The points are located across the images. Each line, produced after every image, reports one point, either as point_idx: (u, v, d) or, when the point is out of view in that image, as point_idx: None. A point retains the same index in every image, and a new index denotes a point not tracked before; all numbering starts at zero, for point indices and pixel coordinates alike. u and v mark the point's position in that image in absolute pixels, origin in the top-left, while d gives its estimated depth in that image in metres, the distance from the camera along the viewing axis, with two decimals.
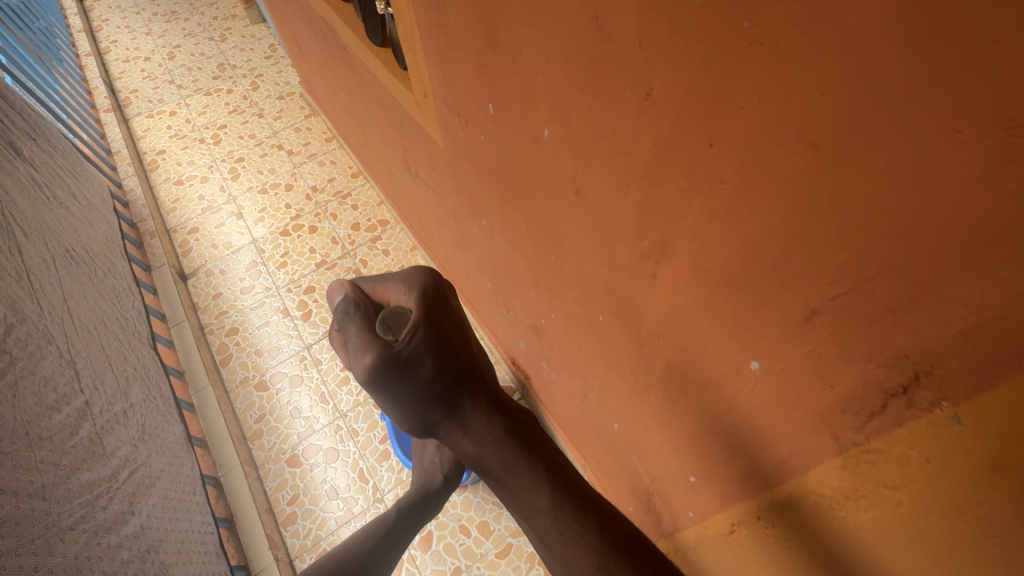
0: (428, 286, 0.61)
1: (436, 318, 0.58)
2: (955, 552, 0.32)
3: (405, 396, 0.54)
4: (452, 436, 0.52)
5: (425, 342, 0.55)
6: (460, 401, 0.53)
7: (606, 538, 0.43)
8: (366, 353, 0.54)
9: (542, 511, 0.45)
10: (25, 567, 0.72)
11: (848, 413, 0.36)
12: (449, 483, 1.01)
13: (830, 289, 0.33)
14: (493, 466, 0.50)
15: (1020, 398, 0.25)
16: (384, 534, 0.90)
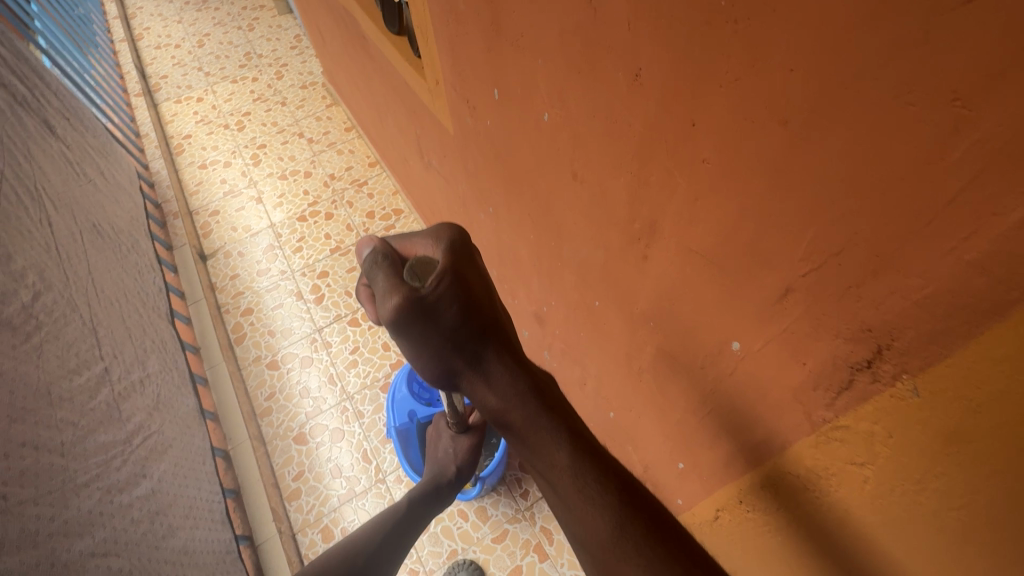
0: (462, 234, 0.50)
1: (466, 270, 0.47)
2: (920, 528, 0.33)
3: (429, 350, 0.46)
4: (473, 387, 0.47)
5: (457, 290, 0.45)
6: (486, 354, 0.46)
7: (623, 500, 0.42)
8: (389, 297, 0.45)
9: (561, 468, 0.43)
10: (42, 517, 0.75)
11: (819, 389, 0.37)
12: (463, 476, 0.94)
13: (802, 265, 0.34)
14: (514, 422, 0.45)
15: (972, 366, 0.26)
16: (395, 523, 0.85)
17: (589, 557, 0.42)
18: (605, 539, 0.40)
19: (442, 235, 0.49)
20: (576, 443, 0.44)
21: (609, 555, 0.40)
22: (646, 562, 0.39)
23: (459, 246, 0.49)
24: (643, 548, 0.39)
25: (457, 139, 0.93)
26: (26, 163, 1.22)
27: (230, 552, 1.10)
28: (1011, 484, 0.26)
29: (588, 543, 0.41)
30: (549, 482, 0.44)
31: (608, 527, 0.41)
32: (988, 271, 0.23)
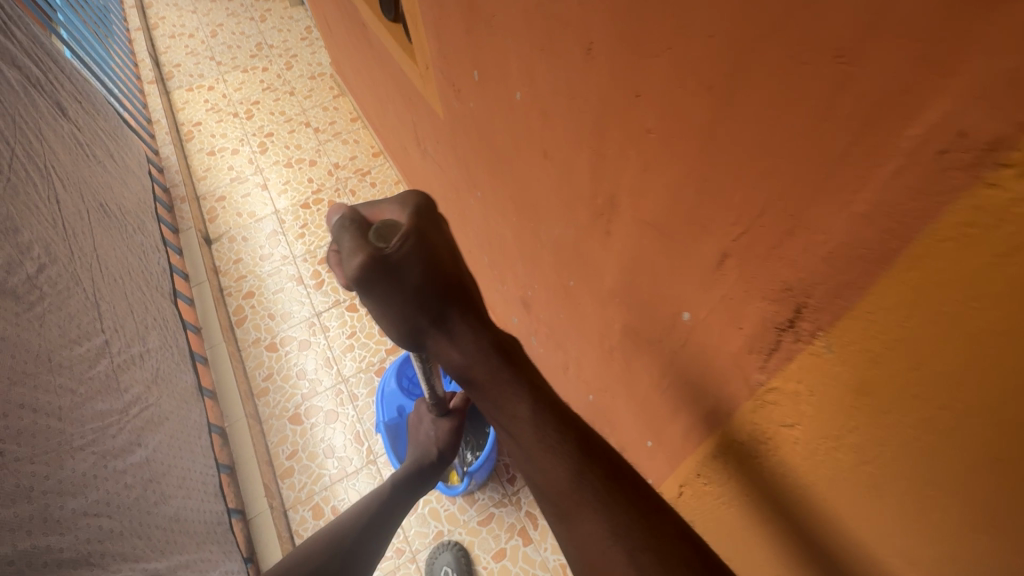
0: (430, 199, 0.52)
1: (431, 233, 0.50)
2: (842, 481, 0.35)
3: (396, 308, 0.50)
4: (439, 343, 0.52)
5: (421, 251, 0.48)
6: (450, 313, 0.50)
7: (581, 448, 0.44)
8: (354, 256, 0.48)
9: (522, 419, 0.46)
10: (37, 474, 0.79)
11: (753, 353, 0.38)
12: (446, 459, 0.94)
13: (734, 230, 0.35)
14: (477, 376, 0.49)
15: (869, 317, 0.27)
16: (380, 506, 0.86)
17: (548, 504, 0.44)
18: (563, 486, 0.43)
19: (410, 200, 0.51)
20: (540, 394, 0.47)
21: (569, 500, 0.42)
22: (601, 506, 0.41)
23: (426, 210, 0.51)
24: (602, 492, 0.41)
25: (447, 124, 0.95)
26: (37, 142, 1.26)
27: (220, 524, 1.14)
28: (909, 430, 0.28)
29: (547, 491, 0.44)
30: (511, 434, 0.47)
31: (568, 473, 0.43)
32: (875, 222, 0.25)
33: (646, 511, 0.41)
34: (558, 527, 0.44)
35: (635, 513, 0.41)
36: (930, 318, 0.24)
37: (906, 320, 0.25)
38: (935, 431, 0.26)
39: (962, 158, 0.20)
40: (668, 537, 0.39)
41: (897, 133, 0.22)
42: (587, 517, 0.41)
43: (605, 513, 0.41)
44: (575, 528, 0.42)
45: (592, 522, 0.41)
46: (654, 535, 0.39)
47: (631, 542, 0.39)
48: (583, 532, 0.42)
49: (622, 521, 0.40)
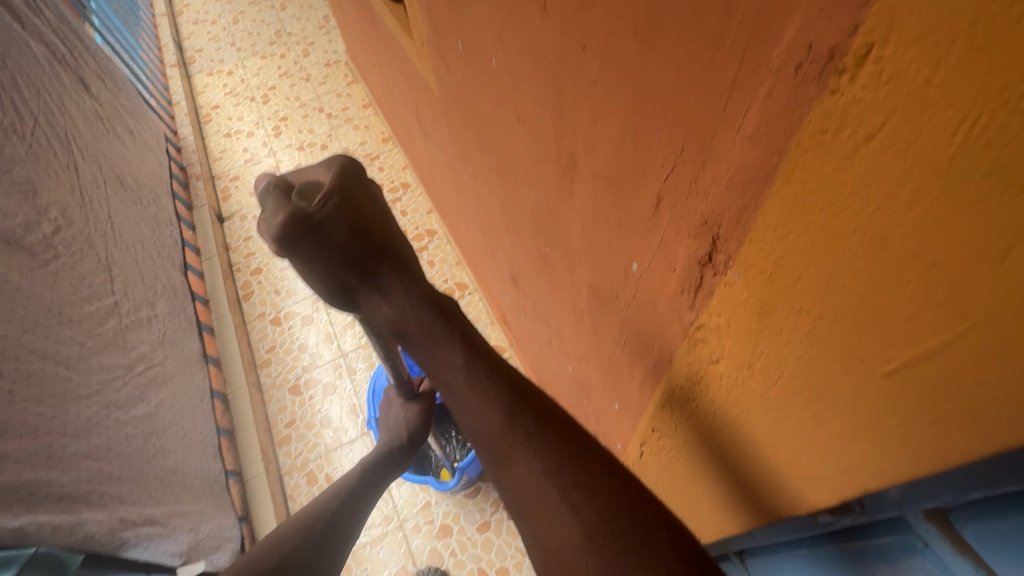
0: (353, 161, 0.56)
1: (354, 191, 0.54)
2: (759, 410, 0.37)
3: (322, 265, 0.53)
4: (370, 300, 0.53)
5: (342, 209, 0.52)
6: (379, 269, 0.53)
7: (512, 393, 0.46)
8: (279, 216, 0.53)
9: (456, 366, 0.48)
10: (44, 415, 0.84)
11: (685, 293, 0.41)
12: (416, 442, 0.93)
13: (663, 172, 0.38)
14: (409, 329, 0.51)
15: (763, 238, 0.29)
16: (350, 495, 0.81)
17: (484, 450, 0.46)
18: (498, 429, 0.45)
19: (334, 164, 0.56)
20: (473, 343, 0.50)
21: (502, 444, 0.44)
22: (531, 447, 0.43)
23: (348, 171, 0.55)
24: (534, 433, 0.44)
25: (441, 100, 0.99)
26: (60, 114, 1.33)
27: (217, 482, 1.19)
28: (799, 345, 0.30)
29: (483, 437, 0.46)
30: (444, 384, 0.49)
31: (500, 416, 0.45)
32: (759, 143, 0.27)
33: (576, 450, 0.43)
34: (494, 472, 0.45)
35: (566, 452, 0.43)
36: (804, 229, 0.26)
37: (789, 233, 0.27)
38: (816, 342, 0.29)
39: (812, 70, 0.22)
40: (599, 473, 0.41)
41: (767, 54, 0.24)
42: (519, 459, 0.43)
43: (536, 453, 0.43)
44: (510, 471, 0.44)
45: (524, 464, 0.43)
46: (584, 472, 0.41)
47: (562, 479, 0.41)
48: (516, 474, 0.43)
49: (554, 460, 0.42)
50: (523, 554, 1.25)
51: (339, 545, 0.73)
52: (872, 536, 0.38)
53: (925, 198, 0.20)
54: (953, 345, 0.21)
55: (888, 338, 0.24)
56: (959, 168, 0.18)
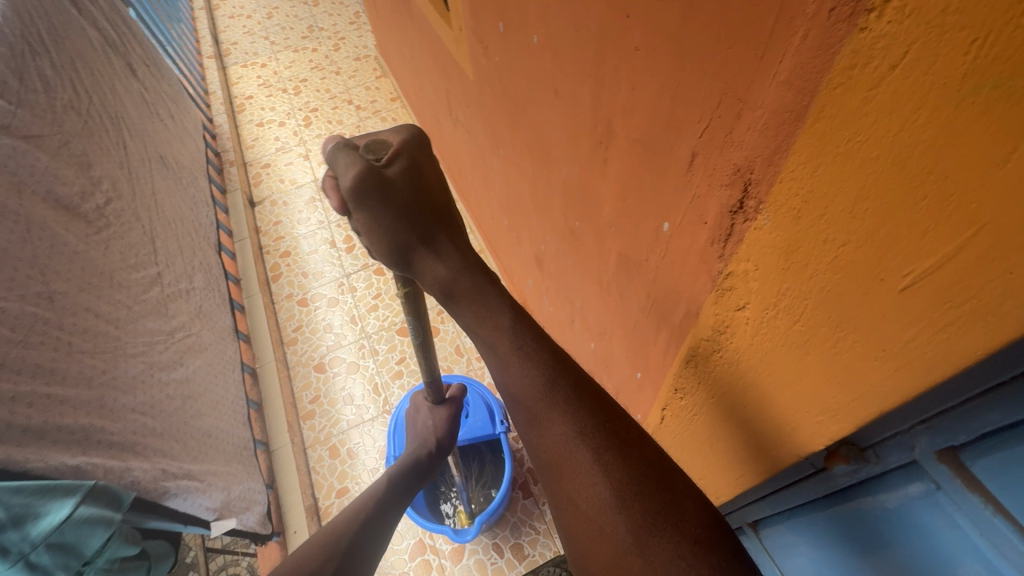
0: (420, 131, 0.61)
1: (421, 159, 0.59)
2: (781, 351, 0.40)
3: (387, 222, 0.57)
4: (425, 261, 0.59)
5: (411, 173, 0.57)
6: (437, 233, 0.59)
7: (554, 359, 0.51)
8: (352, 169, 0.54)
9: (503, 326, 0.54)
10: (97, 366, 0.88)
11: (714, 244, 0.44)
12: (440, 444, 1.11)
13: (700, 128, 0.41)
14: (460, 290, 0.57)
15: (794, 176, 0.32)
16: (379, 501, 0.96)
17: (519, 410, 0.51)
18: (539, 390, 0.49)
19: (402, 131, 0.60)
20: (519, 313, 0.55)
21: (541, 404, 0.48)
22: (568, 407, 0.48)
23: (416, 140, 0.60)
24: (572, 397, 0.48)
25: (475, 85, 1.03)
26: (111, 95, 1.40)
27: (247, 449, 1.25)
28: (823, 275, 0.33)
29: (520, 395, 0.50)
30: (489, 343, 0.54)
31: (542, 378, 0.49)
32: (794, 86, 0.30)
33: (609, 419, 0.47)
34: (528, 431, 0.50)
35: (602, 418, 0.47)
36: (831, 162, 0.29)
37: (817, 168, 0.31)
38: (839, 269, 0.32)
39: (845, 11, 0.26)
40: (631, 440, 0.46)
41: (804, 2, 0.28)
42: (557, 420, 0.47)
43: (574, 415, 0.47)
44: (545, 431, 0.48)
45: (561, 425, 0.47)
46: (617, 438, 0.46)
47: (596, 442, 0.46)
48: (552, 435, 0.47)
49: (590, 424, 0.47)
50: (538, 531, 1.29)
51: (367, 553, 0.86)
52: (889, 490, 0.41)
53: (941, 118, 0.23)
54: (963, 251, 0.24)
55: (904, 255, 0.27)
56: (971, 85, 0.21)
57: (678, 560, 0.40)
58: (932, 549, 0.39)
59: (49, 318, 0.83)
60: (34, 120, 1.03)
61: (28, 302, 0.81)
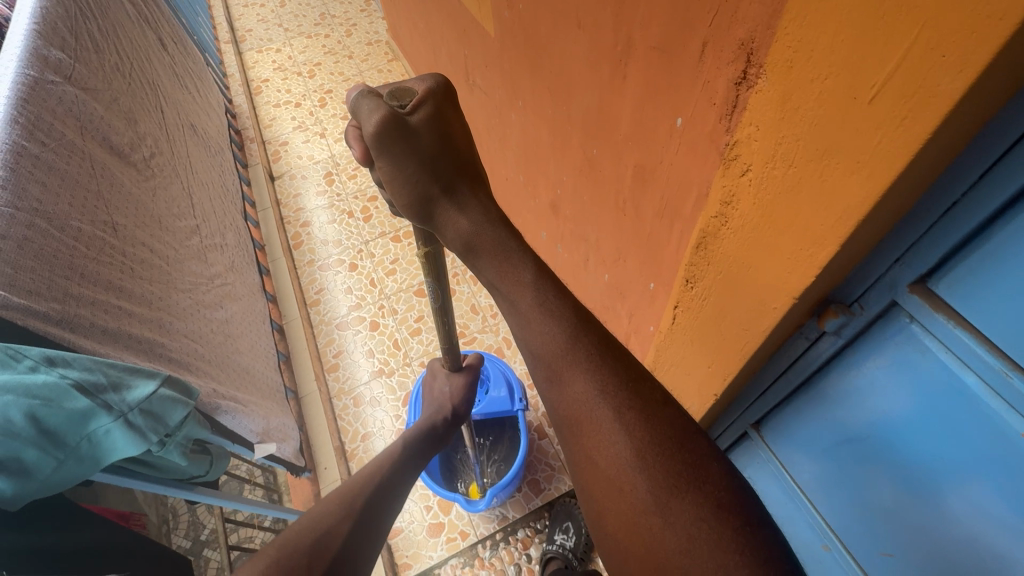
0: (447, 81, 0.56)
1: (447, 110, 0.55)
2: (776, 199, 0.48)
3: (409, 172, 0.53)
4: (446, 216, 0.54)
5: (436, 121, 0.53)
6: (461, 185, 0.54)
7: (577, 312, 0.49)
8: (374, 113, 0.51)
9: (524, 284, 0.50)
10: (154, 293, 0.97)
11: (723, 120, 0.53)
12: (457, 412, 1.13)
13: (709, 17, 0.50)
14: (482, 244, 0.52)
15: (784, 32, 0.41)
16: (395, 463, 0.96)
17: (538, 365, 0.49)
18: (560, 344, 0.47)
19: (429, 80, 0.56)
20: (543, 268, 0.51)
21: (562, 360, 0.47)
22: (591, 363, 0.46)
23: (442, 90, 0.56)
24: (593, 354, 0.47)
25: (495, 41, 1.12)
26: (147, 63, 1.48)
27: (279, 392, 1.32)
28: (809, 113, 0.41)
29: (541, 352, 0.48)
30: (509, 300, 0.50)
31: (564, 333, 0.47)
32: None
33: (633, 378, 0.47)
34: (547, 388, 0.48)
35: (625, 376, 0.46)
36: (815, 9, 0.38)
37: (804, 19, 0.39)
38: (824, 103, 0.40)
39: None
40: (654, 401, 0.46)
41: None
42: (578, 376, 0.46)
43: (595, 373, 0.46)
44: (566, 388, 0.47)
45: (582, 381, 0.46)
46: (640, 398, 0.46)
47: (617, 400, 0.45)
48: (572, 392, 0.46)
49: (611, 382, 0.46)
50: (553, 468, 1.37)
51: (379, 517, 0.86)
52: (871, 335, 0.57)
53: None
54: (911, 49, 0.32)
55: (870, 71, 0.35)
56: None
57: (701, 521, 0.42)
58: (916, 375, 0.54)
59: (113, 244, 0.91)
60: (90, 75, 1.12)
61: (96, 226, 0.90)
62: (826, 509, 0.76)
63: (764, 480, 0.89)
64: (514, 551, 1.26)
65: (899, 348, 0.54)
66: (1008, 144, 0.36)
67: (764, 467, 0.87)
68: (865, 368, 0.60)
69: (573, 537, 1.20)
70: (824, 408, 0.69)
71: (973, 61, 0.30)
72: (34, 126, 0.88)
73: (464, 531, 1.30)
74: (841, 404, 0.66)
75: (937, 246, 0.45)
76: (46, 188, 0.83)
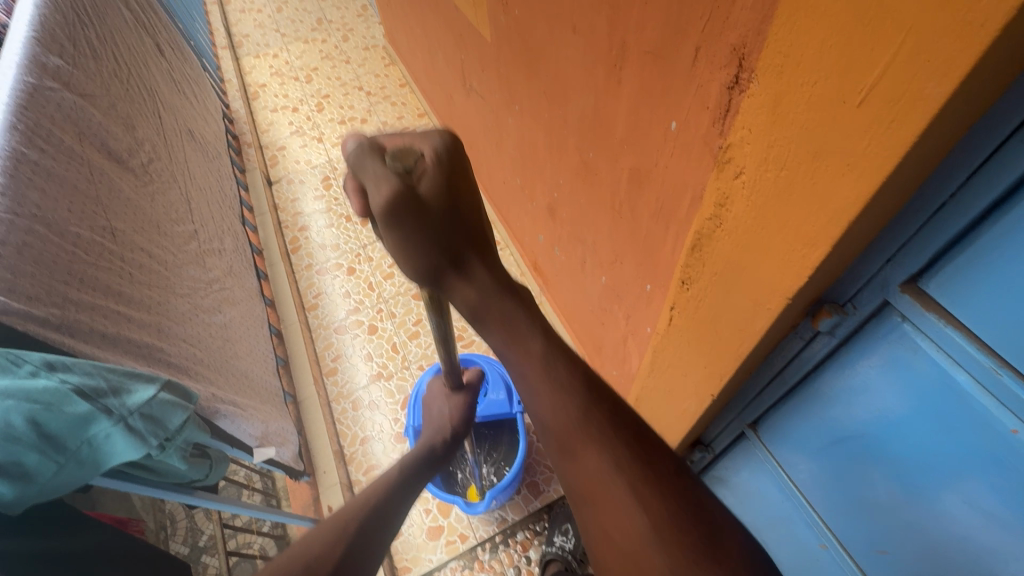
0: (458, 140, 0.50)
1: (459, 176, 0.49)
2: (769, 200, 0.49)
3: (417, 248, 0.49)
4: (453, 285, 0.52)
5: (448, 196, 0.48)
6: (470, 255, 0.51)
7: (589, 386, 0.48)
8: (381, 187, 0.47)
9: (534, 356, 0.49)
10: (152, 298, 0.97)
11: (716, 123, 0.54)
12: (456, 436, 1.11)
13: (701, 23, 0.51)
14: (487, 315, 0.51)
15: (774, 36, 0.42)
16: (397, 483, 0.95)
17: (551, 442, 0.47)
18: (572, 422, 0.46)
19: (435, 133, 0.49)
20: (551, 337, 0.51)
21: (576, 437, 0.46)
22: (606, 441, 0.45)
23: (453, 150, 0.49)
24: (608, 431, 0.46)
25: (492, 46, 1.13)
26: (144, 68, 1.49)
27: (277, 397, 1.32)
28: (801, 116, 0.42)
29: (552, 428, 0.47)
30: (511, 360, 0.50)
31: (560, 373, 0.48)
32: None
33: (650, 458, 0.46)
34: (557, 455, 0.47)
35: (628, 438, 0.46)
36: (804, 16, 0.39)
37: (794, 25, 0.40)
38: (813, 106, 0.41)
39: None
40: (672, 477, 0.45)
41: None
42: (591, 452, 0.45)
43: (610, 453, 0.45)
44: (578, 465, 0.45)
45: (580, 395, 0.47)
46: (660, 483, 0.44)
47: (632, 476, 0.44)
48: (584, 464, 0.45)
49: (627, 460, 0.45)
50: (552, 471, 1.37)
51: (380, 536, 0.83)
52: (863, 334, 0.58)
53: None
54: (899, 53, 0.33)
55: (858, 74, 0.36)
56: None
57: None
58: (908, 373, 0.55)
59: (112, 249, 0.92)
60: (88, 81, 1.12)
61: (95, 232, 0.90)
62: (822, 508, 0.76)
63: (762, 480, 0.89)
64: (514, 554, 1.26)
65: (892, 347, 0.55)
66: (993, 146, 0.37)
67: (760, 466, 0.88)
68: (859, 367, 0.61)
69: (572, 539, 1.20)
70: (819, 407, 0.70)
71: (957, 66, 0.30)
72: (33, 132, 0.88)
73: (463, 535, 1.30)
74: (835, 403, 0.67)
75: (927, 247, 0.45)
76: (45, 195, 0.83)
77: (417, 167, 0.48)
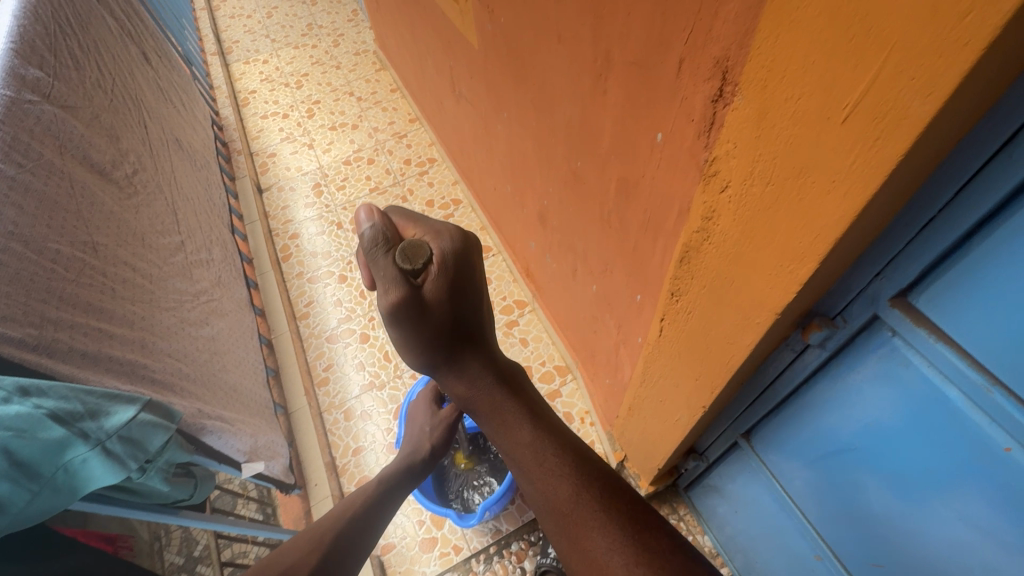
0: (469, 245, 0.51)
1: (462, 283, 0.50)
2: (756, 215, 0.48)
3: (416, 345, 0.51)
4: (447, 380, 0.54)
5: (449, 307, 0.49)
6: (466, 354, 0.52)
7: (581, 469, 0.49)
8: (387, 291, 0.49)
9: (524, 444, 0.51)
10: (135, 313, 0.95)
11: (702, 135, 0.53)
12: (435, 453, 1.09)
13: (684, 35, 0.50)
14: (478, 408, 0.53)
15: (757, 50, 0.41)
16: (378, 494, 0.94)
17: (551, 522, 0.48)
18: (566, 501, 0.47)
19: (448, 235, 0.50)
20: (538, 418, 0.53)
21: (570, 517, 0.46)
22: (600, 521, 0.45)
23: (462, 255, 0.50)
24: (599, 509, 0.46)
25: (479, 53, 1.12)
26: (129, 77, 1.47)
27: (267, 409, 1.31)
28: (784, 132, 0.41)
29: (550, 509, 0.48)
30: (490, 425, 0.53)
31: (536, 431, 0.51)
32: None
33: (640, 528, 0.45)
34: (533, 490, 0.49)
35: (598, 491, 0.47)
36: (786, 29, 0.38)
37: (777, 39, 0.39)
38: (798, 121, 0.40)
39: None
40: (664, 549, 0.43)
41: None
42: (590, 534, 0.45)
43: (604, 531, 0.45)
44: (579, 545, 0.45)
45: None
46: (648, 550, 0.43)
47: (614, 537, 0.44)
48: (558, 494, 0.48)
49: (620, 538, 0.44)
50: None
51: (353, 551, 0.81)
52: (854, 347, 0.57)
53: None
54: (882, 70, 0.32)
55: (842, 91, 0.35)
56: None
57: None
58: (899, 387, 0.54)
59: (94, 265, 0.90)
60: (69, 93, 1.11)
61: (76, 248, 0.88)
62: (816, 518, 0.76)
63: (755, 489, 0.89)
64: (508, 565, 1.24)
65: (882, 360, 0.54)
66: (980, 162, 0.36)
67: (754, 475, 0.87)
68: (851, 379, 0.60)
69: None
70: (811, 418, 0.69)
71: (942, 84, 0.30)
72: (10, 147, 0.87)
73: (457, 546, 1.29)
74: (827, 415, 0.66)
75: (915, 262, 0.45)
76: (22, 210, 0.82)
77: (424, 268, 0.49)
